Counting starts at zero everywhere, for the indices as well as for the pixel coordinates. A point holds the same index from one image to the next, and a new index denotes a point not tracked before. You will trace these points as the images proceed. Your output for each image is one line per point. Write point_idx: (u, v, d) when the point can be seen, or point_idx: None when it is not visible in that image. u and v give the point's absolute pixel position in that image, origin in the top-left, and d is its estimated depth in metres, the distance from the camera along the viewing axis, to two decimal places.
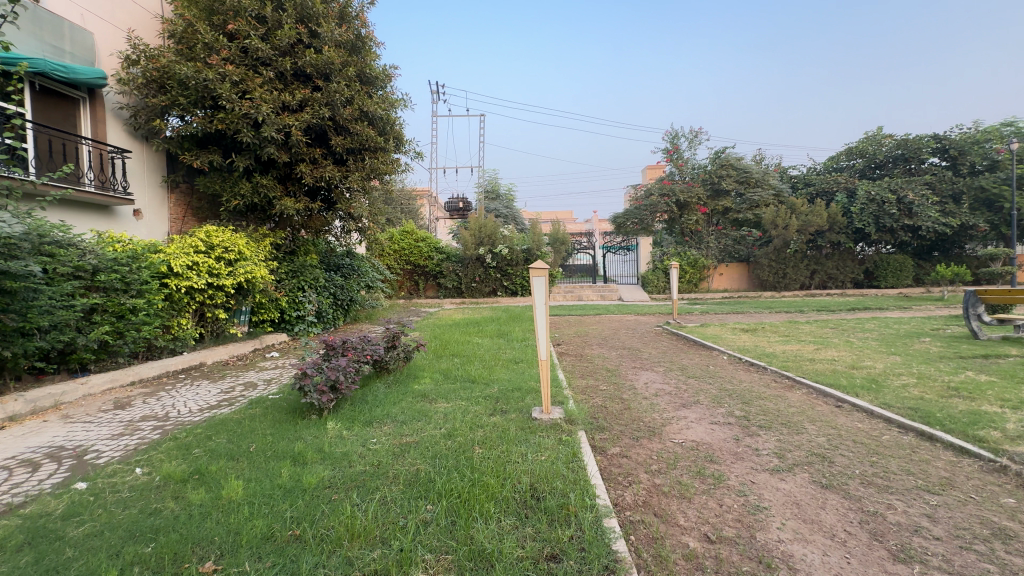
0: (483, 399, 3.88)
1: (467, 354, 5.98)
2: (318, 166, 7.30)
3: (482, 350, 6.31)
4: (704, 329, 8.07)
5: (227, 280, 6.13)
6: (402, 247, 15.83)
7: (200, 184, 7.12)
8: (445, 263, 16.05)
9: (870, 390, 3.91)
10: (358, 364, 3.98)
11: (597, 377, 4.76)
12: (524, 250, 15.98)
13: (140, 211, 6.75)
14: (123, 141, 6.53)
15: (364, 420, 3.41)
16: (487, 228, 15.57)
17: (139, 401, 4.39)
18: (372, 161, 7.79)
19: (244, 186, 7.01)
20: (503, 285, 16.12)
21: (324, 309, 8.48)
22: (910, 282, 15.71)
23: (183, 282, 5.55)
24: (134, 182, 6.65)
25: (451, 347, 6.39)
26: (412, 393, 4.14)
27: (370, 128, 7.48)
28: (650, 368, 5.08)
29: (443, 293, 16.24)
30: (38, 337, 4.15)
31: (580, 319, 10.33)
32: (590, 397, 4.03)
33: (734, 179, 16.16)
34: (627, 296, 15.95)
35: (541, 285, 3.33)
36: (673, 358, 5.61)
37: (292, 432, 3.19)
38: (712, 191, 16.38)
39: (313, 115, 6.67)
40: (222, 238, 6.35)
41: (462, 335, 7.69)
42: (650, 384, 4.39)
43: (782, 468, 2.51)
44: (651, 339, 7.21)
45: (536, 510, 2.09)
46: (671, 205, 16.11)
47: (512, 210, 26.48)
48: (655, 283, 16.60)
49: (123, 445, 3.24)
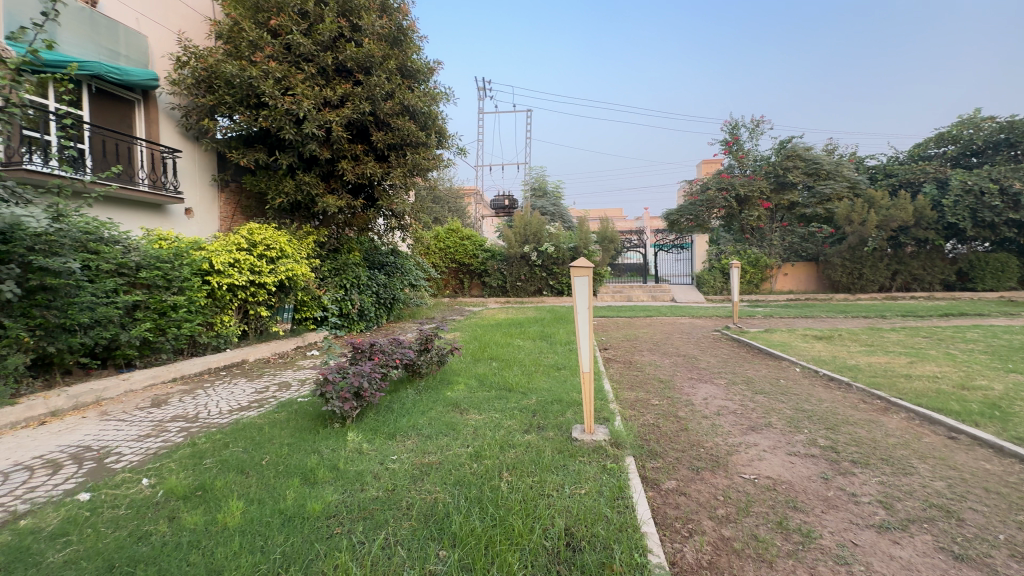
0: (519, 412, 3.49)
1: (506, 358, 5.62)
2: (359, 163, 7.20)
3: (523, 354, 5.92)
4: (769, 336, 7.28)
5: (268, 278, 6.13)
6: (448, 245, 15.76)
7: (247, 183, 7.22)
8: (490, 262, 15.83)
9: (994, 419, 3.17)
10: (385, 368, 3.71)
11: (648, 389, 4.26)
12: (570, 249, 15.46)
13: (191, 209, 6.91)
14: (176, 142, 6.69)
15: (388, 432, 3.11)
16: (533, 226, 15.20)
17: (175, 399, 4.37)
18: (414, 157, 7.60)
19: (288, 184, 7.02)
20: (549, 285, 15.69)
21: (367, 307, 8.44)
22: (1014, 284, 13.76)
23: (224, 279, 5.56)
24: (185, 181, 6.80)
25: (490, 350, 6.07)
26: (442, 402, 3.82)
27: (411, 123, 7.29)
28: (710, 380, 4.49)
29: (487, 292, 16.04)
30: (82, 333, 4.22)
31: (629, 321, 9.73)
32: (639, 413, 3.55)
33: (802, 170, 14.84)
34: (680, 297, 15.06)
35: (584, 286, 2.91)
36: (736, 369, 4.98)
37: (309, 443, 2.96)
38: (776, 184, 15.13)
39: (354, 110, 6.54)
40: (264, 235, 6.37)
41: (503, 336, 7.34)
42: (710, 400, 3.83)
43: (893, 525, 1.95)
44: (710, 345, 6.54)
45: (570, 568, 1.68)
46: (730, 200, 15.04)
47: (559, 208, 25.97)
48: (711, 283, 15.58)
49: (145, 448, 3.13)
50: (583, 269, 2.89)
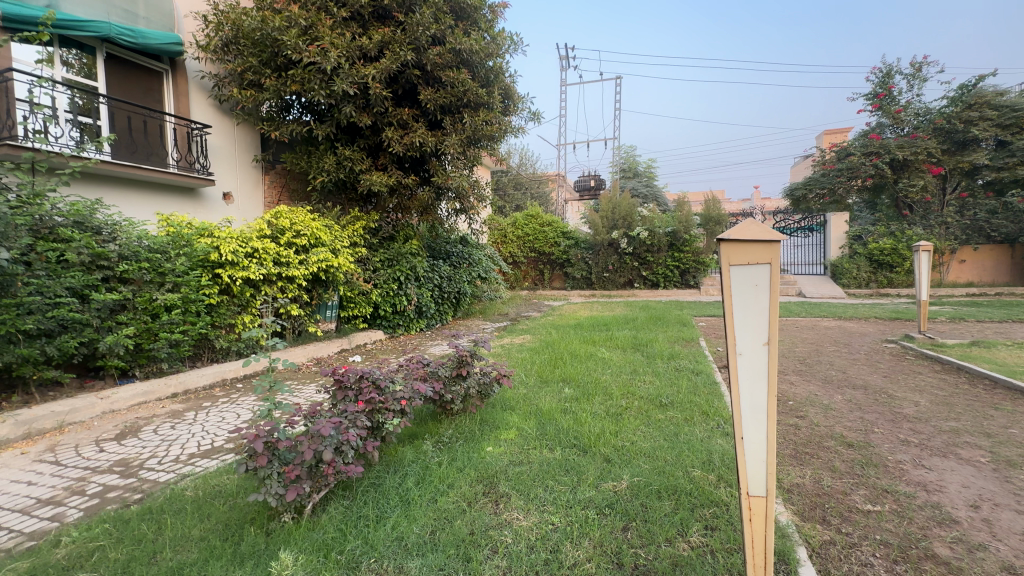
0: (598, 518, 1.90)
1: (585, 384, 3.96)
2: (407, 131, 5.97)
3: (607, 376, 4.22)
4: (992, 354, 4.83)
5: (296, 270, 5.15)
6: (526, 232, 14.31)
7: (287, 161, 6.33)
8: (574, 250, 14.12)
9: None
10: (379, 414, 2.33)
11: (831, 466, 2.40)
12: (667, 234, 13.18)
13: (228, 194, 6.15)
14: (208, 117, 5.92)
15: (346, 556, 1.69)
16: (623, 209, 13.19)
17: (150, 428, 3.40)
18: (473, 122, 6.23)
19: (329, 161, 6.02)
20: (641, 276, 13.62)
21: (426, 304, 7.33)
22: None
23: (239, 273, 4.61)
24: (221, 161, 6.03)
25: (563, 367, 4.51)
26: (471, 471, 2.33)
27: (466, 76, 5.93)
28: (951, 453, 2.48)
29: (571, 284, 14.38)
30: (43, 341, 3.39)
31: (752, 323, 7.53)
32: (847, 543, 1.75)
33: (994, 122, 11.29)
34: (810, 291, 12.15)
35: (748, 287, 1.21)
36: (985, 423, 2.90)
37: (209, 572, 1.64)
38: (954, 143, 11.80)
39: (394, 59, 5.27)
40: (294, 219, 5.40)
41: (583, 343, 5.73)
42: (990, 514, 1.91)
43: None
44: (898, 372, 4.30)
45: None
46: (881, 166, 11.96)
47: (653, 189, 23.33)
48: (853, 274, 12.37)
49: (8, 536, 2.02)
50: (751, 252, 1.19)
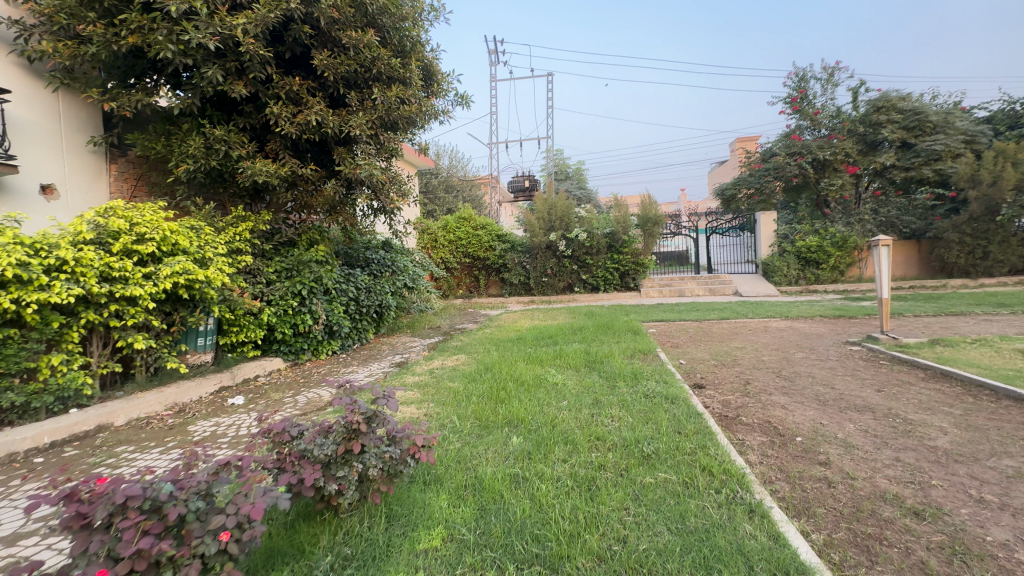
0: None
1: (539, 430, 2.98)
2: (301, 108, 4.76)
3: (565, 412, 3.27)
4: (963, 355, 4.49)
5: (138, 289, 3.73)
6: (458, 236, 13.21)
7: (136, 145, 4.84)
8: (510, 254, 13.21)
9: None
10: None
11: (923, 566, 1.60)
12: (606, 235, 12.74)
13: (52, 187, 4.55)
14: (13, 80, 4.32)
15: None
16: (559, 209, 12.51)
17: None
18: (385, 98, 5.12)
19: (194, 143, 4.61)
20: (581, 280, 13.04)
21: (338, 322, 6.04)
22: None
23: (34, 295, 3.18)
24: (37, 143, 4.43)
25: (506, 403, 3.52)
26: None
27: (373, 39, 4.83)
28: None
29: (508, 290, 13.49)
30: None
31: (704, 328, 7.01)
32: None
33: (899, 124, 11.95)
34: (746, 290, 12.14)
35: None
36: None
37: None
38: (865, 144, 12.39)
39: (272, 7, 4.07)
40: (136, 218, 3.96)
41: (528, 364, 4.79)
42: None
43: None
44: (889, 384, 3.74)
45: None
46: (804, 166, 12.31)
47: (586, 192, 23.15)
48: (783, 272, 12.48)
49: None
50: None
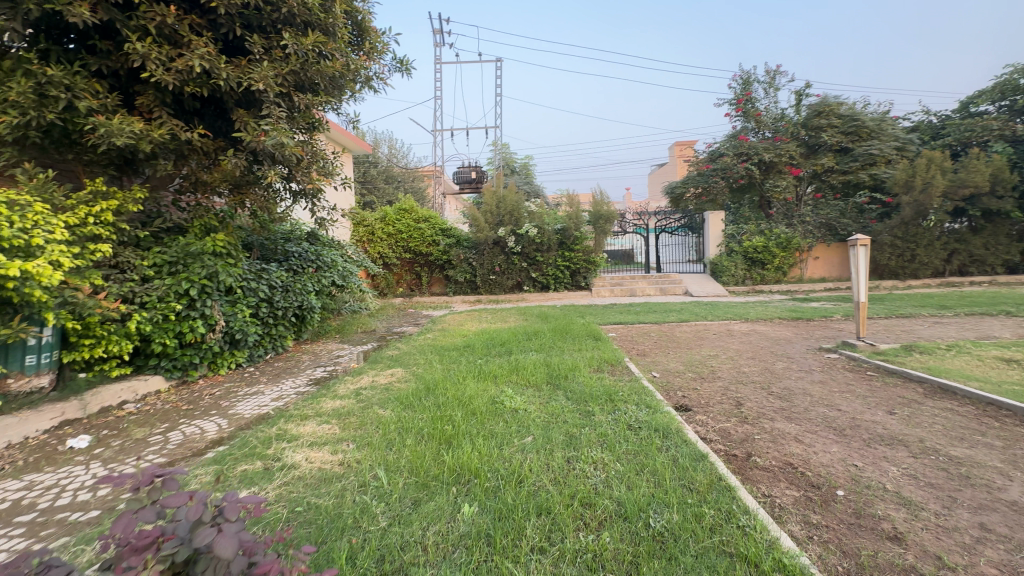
0: None
1: (499, 491, 2.14)
2: (181, 50, 3.61)
3: (531, 457, 2.47)
4: (950, 365, 4.16)
5: None
6: (398, 229, 12.04)
7: None
8: (455, 250, 12.23)
9: None
10: None
11: None
12: (557, 231, 12.11)
13: None
14: None
15: None
16: (509, 202, 11.70)
17: None
18: (299, 48, 4.05)
19: (17, 84, 3.30)
20: (530, 278, 12.34)
21: (241, 329, 4.86)
22: None
23: None
24: None
25: (453, 444, 2.63)
26: None
27: None
28: None
29: (452, 288, 12.52)
30: None
31: (667, 333, 6.46)
32: None
33: (838, 129, 12.25)
34: (696, 290, 11.98)
35: None
36: None
37: None
38: (807, 147, 12.63)
39: None
40: None
41: (480, 381, 3.93)
42: None
43: None
44: (896, 404, 3.25)
45: None
46: (751, 167, 12.35)
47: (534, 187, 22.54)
48: (731, 272, 12.47)
49: None
50: None
